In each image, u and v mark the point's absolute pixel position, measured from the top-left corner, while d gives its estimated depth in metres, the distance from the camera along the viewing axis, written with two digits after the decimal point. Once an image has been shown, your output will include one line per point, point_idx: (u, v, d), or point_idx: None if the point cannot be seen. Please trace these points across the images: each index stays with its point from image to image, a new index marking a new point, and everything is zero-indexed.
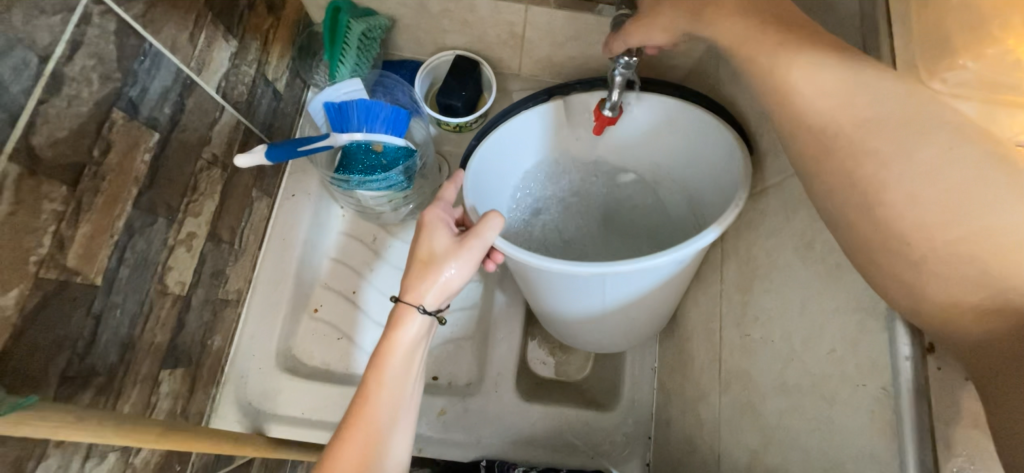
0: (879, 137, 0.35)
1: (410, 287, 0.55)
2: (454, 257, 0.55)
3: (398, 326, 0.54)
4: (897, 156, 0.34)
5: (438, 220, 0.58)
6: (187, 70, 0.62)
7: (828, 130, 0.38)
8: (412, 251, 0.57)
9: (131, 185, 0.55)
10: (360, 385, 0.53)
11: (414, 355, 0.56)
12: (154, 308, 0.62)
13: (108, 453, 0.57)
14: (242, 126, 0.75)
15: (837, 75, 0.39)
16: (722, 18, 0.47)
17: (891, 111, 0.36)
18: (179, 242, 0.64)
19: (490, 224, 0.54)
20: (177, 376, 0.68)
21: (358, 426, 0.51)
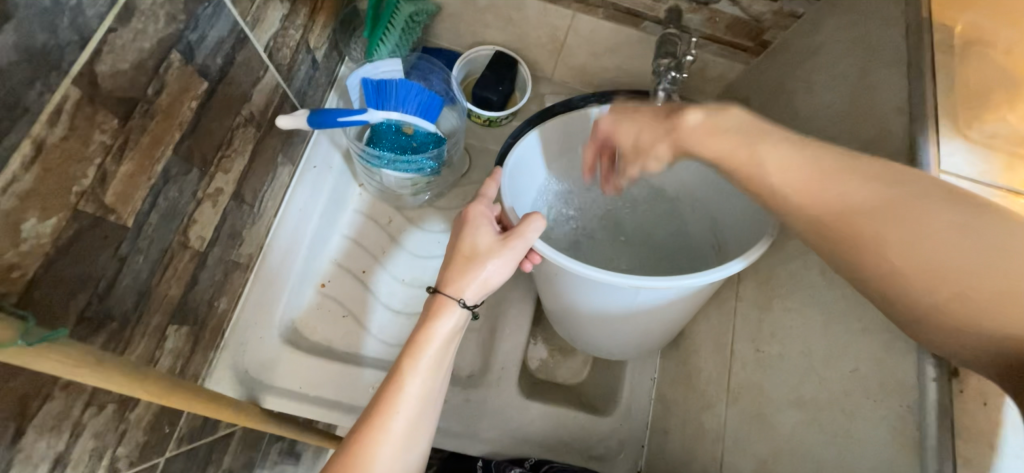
0: (858, 219, 0.40)
1: (450, 280, 0.54)
2: (495, 255, 0.54)
3: (437, 317, 0.54)
4: (884, 233, 0.38)
5: (483, 216, 0.58)
6: (243, 24, 0.61)
7: (815, 220, 0.42)
8: (454, 244, 0.57)
9: (175, 130, 0.54)
10: (393, 371, 0.53)
11: (448, 348, 0.55)
12: (173, 261, 0.60)
13: (107, 404, 0.55)
14: (280, 89, 0.74)
15: (802, 172, 0.43)
16: (702, 144, 0.49)
17: (865, 195, 0.40)
18: (206, 196, 0.63)
19: (532, 225, 0.54)
20: (183, 333, 0.65)
21: (388, 413, 0.51)
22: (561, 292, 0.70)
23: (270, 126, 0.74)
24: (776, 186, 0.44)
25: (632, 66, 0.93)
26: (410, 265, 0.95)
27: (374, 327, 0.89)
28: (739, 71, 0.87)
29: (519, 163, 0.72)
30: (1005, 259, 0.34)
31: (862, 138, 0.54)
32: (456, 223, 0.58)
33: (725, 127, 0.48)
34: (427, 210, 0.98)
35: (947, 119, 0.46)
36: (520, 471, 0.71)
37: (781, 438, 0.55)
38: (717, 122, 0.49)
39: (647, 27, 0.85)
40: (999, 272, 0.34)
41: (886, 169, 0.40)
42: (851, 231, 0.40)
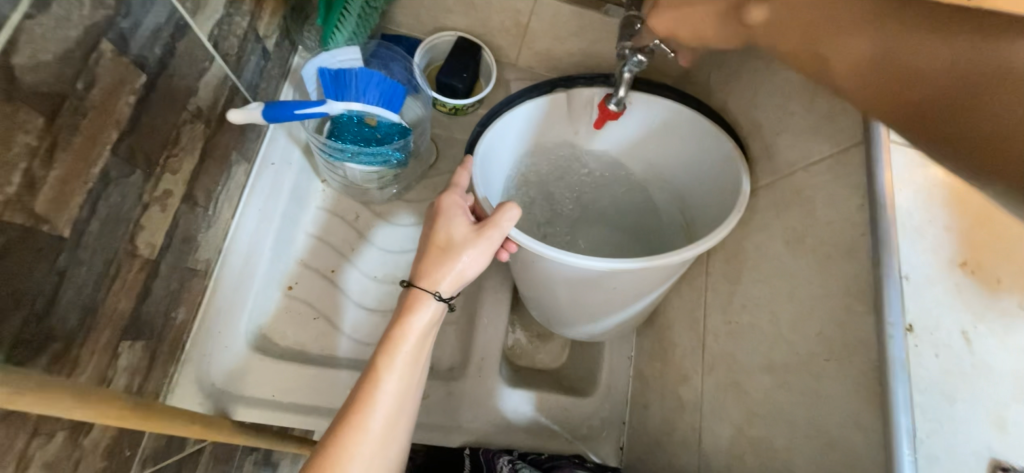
0: (895, 50, 0.38)
1: (425, 274, 0.53)
2: (471, 246, 0.53)
3: (412, 311, 0.52)
4: (920, 56, 0.36)
5: (457, 206, 0.56)
6: (182, 10, 0.56)
7: (844, 71, 0.42)
8: (428, 236, 0.55)
9: (112, 128, 0.49)
10: (369, 370, 0.51)
11: (425, 343, 0.54)
12: (121, 271, 0.55)
13: (57, 431, 0.50)
14: (229, 81, 0.69)
15: (867, 46, 0.40)
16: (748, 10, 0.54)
17: (896, 32, 0.38)
18: (154, 199, 0.58)
19: (507, 214, 0.53)
20: (137, 349, 0.60)
21: (364, 414, 0.49)
22: (540, 281, 0.71)
23: (222, 122, 0.69)
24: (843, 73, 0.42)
25: (596, 50, 0.94)
26: (382, 261, 0.92)
27: (348, 327, 0.86)
28: None
29: (489, 152, 0.71)
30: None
31: (822, 114, 0.57)
32: (429, 213, 0.57)
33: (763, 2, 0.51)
34: (395, 204, 0.95)
35: None
36: (509, 459, 0.72)
37: (754, 402, 0.58)
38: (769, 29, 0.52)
39: (608, 10, 0.88)
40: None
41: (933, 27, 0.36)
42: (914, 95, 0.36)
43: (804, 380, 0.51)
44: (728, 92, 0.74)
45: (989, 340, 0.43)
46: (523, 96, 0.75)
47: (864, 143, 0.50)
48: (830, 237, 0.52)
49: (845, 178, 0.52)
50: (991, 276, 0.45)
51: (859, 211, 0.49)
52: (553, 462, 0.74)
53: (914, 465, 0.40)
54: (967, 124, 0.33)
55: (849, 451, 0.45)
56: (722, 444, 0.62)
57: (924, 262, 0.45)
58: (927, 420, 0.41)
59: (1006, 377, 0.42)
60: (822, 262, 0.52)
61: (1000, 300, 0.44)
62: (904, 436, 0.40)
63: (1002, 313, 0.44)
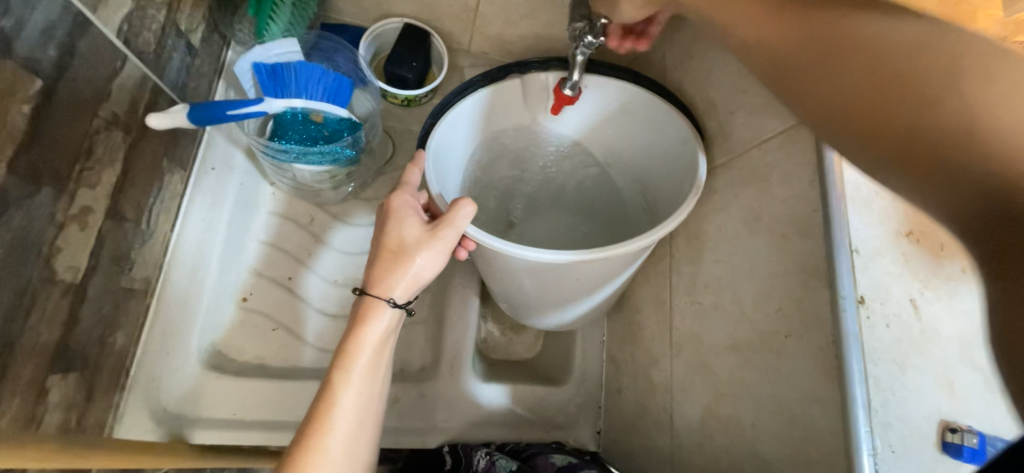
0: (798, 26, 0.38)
1: (377, 279, 0.50)
2: (425, 247, 0.50)
3: (366, 321, 0.50)
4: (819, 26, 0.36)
5: (408, 206, 0.53)
6: (78, 5, 0.50)
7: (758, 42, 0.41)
8: (379, 240, 0.52)
9: (4, 143, 0.43)
10: (324, 386, 0.49)
11: (384, 352, 0.52)
12: (38, 300, 0.50)
13: None
14: (149, 82, 0.63)
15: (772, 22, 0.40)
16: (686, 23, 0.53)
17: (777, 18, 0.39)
18: (70, 218, 0.52)
19: (461, 211, 0.51)
20: (70, 381, 0.56)
21: (321, 432, 0.47)
22: (505, 276, 0.69)
23: (146, 127, 0.63)
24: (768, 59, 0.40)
25: (549, 32, 0.91)
26: (342, 263, 0.88)
27: (310, 336, 0.82)
28: None
29: (442, 146, 0.68)
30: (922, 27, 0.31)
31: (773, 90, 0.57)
32: (380, 216, 0.54)
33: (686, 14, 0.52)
34: (352, 204, 0.91)
35: None
36: (487, 450, 0.73)
37: (720, 381, 0.58)
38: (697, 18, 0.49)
39: None
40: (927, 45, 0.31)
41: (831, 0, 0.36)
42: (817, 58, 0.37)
43: (765, 356, 0.52)
44: (682, 70, 0.73)
45: (935, 306, 0.45)
46: (475, 84, 0.72)
47: None
48: (785, 214, 0.52)
49: (796, 153, 0.52)
50: (935, 244, 0.46)
51: (811, 187, 0.49)
52: (534, 447, 0.75)
53: (872, 434, 0.40)
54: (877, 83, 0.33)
55: (810, 424, 0.46)
56: (691, 422, 0.63)
57: (874, 234, 0.45)
58: (882, 389, 0.41)
59: (951, 341, 0.44)
60: (777, 239, 0.53)
61: (944, 266, 0.46)
62: (861, 407, 0.41)
63: (945, 280, 0.46)
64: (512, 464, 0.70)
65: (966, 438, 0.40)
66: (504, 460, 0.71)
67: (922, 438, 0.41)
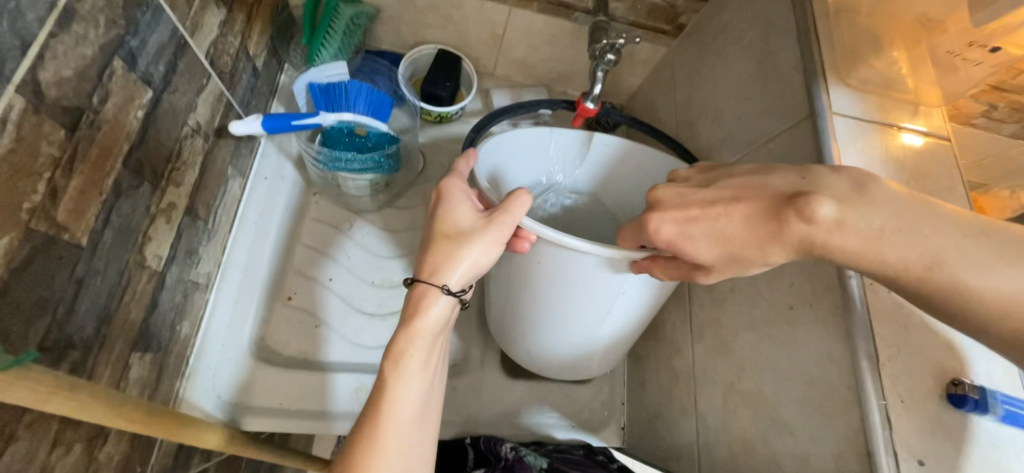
0: (923, 264, 0.39)
1: (437, 265, 0.54)
2: (481, 234, 0.54)
3: (419, 314, 0.54)
4: (949, 251, 0.38)
5: (459, 192, 0.57)
6: (182, 29, 0.59)
7: (882, 265, 0.40)
8: (435, 229, 0.56)
9: (122, 141, 0.51)
10: (380, 378, 0.53)
11: (434, 344, 0.56)
12: (131, 282, 0.56)
13: (75, 442, 0.49)
14: (224, 98, 0.72)
15: (906, 247, 0.39)
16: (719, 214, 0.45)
17: (907, 250, 0.39)
18: (160, 212, 0.59)
19: (518, 201, 0.53)
20: (147, 361, 0.61)
21: (378, 420, 0.51)
22: (528, 297, 0.66)
23: (218, 137, 0.72)
24: (846, 244, 0.40)
25: (568, 55, 1.01)
26: (377, 265, 0.93)
27: (350, 333, 0.86)
28: (663, 52, 1.01)
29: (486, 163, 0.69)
30: None
31: (774, 96, 0.65)
32: (433, 200, 0.58)
33: (712, 205, 0.45)
34: (387, 211, 0.98)
35: (832, 71, 0.59)
36: (512, 445, 0.75)
37: (739, 358, 0.63)
38: (694, 212, 0.45)
39: (577, 18, 0.94)
40: None
41: (943, 230, 0.39)
42: (981, 284, 0.38)
43: (782, 329, 0.57)
44: None
45: None
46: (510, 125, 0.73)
47: (812, 116, 0.58)
48: None
49: (800, 147, 0.59)
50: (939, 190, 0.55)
51: None
52: (552, 448, 0.78)
53: (880, 385, 0.45)
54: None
55: (825, 385, 0.50)
56: (714, 402, 0.67)
57: None
58: (889, 347, 0.46)
59: None
60: None
61: None
62: (869, 361, 0.46)
63: None
64: (540, 459, 0.72)
65: (969, 389, 0.44)
66: (533, 456, 0.73)
67: (926, 392, 0.45)
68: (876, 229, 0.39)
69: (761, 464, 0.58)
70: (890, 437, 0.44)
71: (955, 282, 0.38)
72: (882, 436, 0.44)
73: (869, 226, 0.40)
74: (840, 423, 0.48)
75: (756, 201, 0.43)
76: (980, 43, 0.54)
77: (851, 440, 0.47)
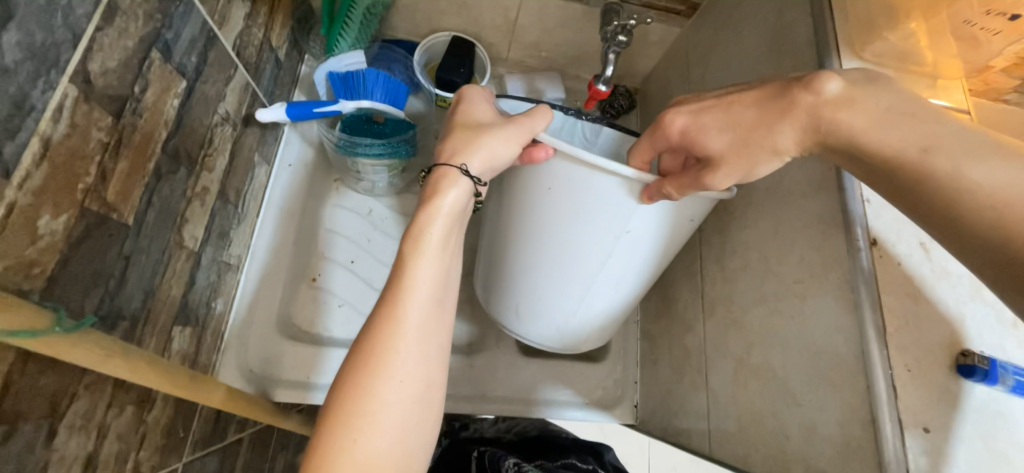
0: (918, 146, 0.39)
1: (456, 148, 0.56)
2: (501, 127, 0.55)
3: (439, 194, 0.54)
4: (947, 138, 0.39)
5: (483, 96, 0.61)
6: (211, 22, 0.63)
7: (876, 148, 0.41)
8: (457, 120, 0.58)
9: (161, 128, 0.55)
10: (399, 259, 0.53)
11: (453, 233, 0.55)
12: (172, 260, 0.61)
13: (127, 404, 0.54)
14: (250, 88, 0.75)
15: (902, 131, 0.40)
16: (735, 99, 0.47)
17: (903, 129, 0.40)
18: (195, 195, 0.64)
19: (541, 111, 0.57)
20: (187, 334, 0.66)
21: (396, 299, 0.51)
22: (532, 235, 0.65)
23: (245, 125, 0.75)
24: (842, 122, 0.42)
25: (581, 38, 1.02)
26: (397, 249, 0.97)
27: None
28: (677, 33, 1.01)
29: None
30: None
31: (788, 72, 0.65)
32: (456, 101, 0.61)
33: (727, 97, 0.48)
34: (405, 196, 1.01)
35: (846, 46, 0.59)
36: (515, 461, 0.70)
37: (750, 333, 0.64)
38: (709, 103, 0.49)
39: (589, 2, 0.95)
40: None
41: (947, 123, 0.40)
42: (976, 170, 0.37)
43: (792, 303, 0.57)
44: None
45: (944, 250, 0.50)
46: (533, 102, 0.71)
47: None
48: (802, 177, 0.58)
49: None
50: None
51: None
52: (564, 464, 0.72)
53: (886, 355, 0.46)
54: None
55: (833, 356, 0.51)
56: (725, 377, 0.68)
57: None
58: (898, 319, 0.47)
59: (962, 278, 0.49)
60: (799, 198, 0.59)
61: None
62: (876, 332, 0.47)
63: None
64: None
65: (978, 359, 0.44)
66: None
67: (936, 364, 0.46)
68: (874, 109, 0.41)
69: (770, 435, 0.59)
70: (894, 404, 0.45)
71: (950, 167, 0.38)
72: (887, 404, 0.45)
73: (873, 105, 0.42)
74: (847, 393, 0.49)
75: (767, 87, 0.46)
76: (1001, 10, 0.52)
77: (856, 408, 0.48)
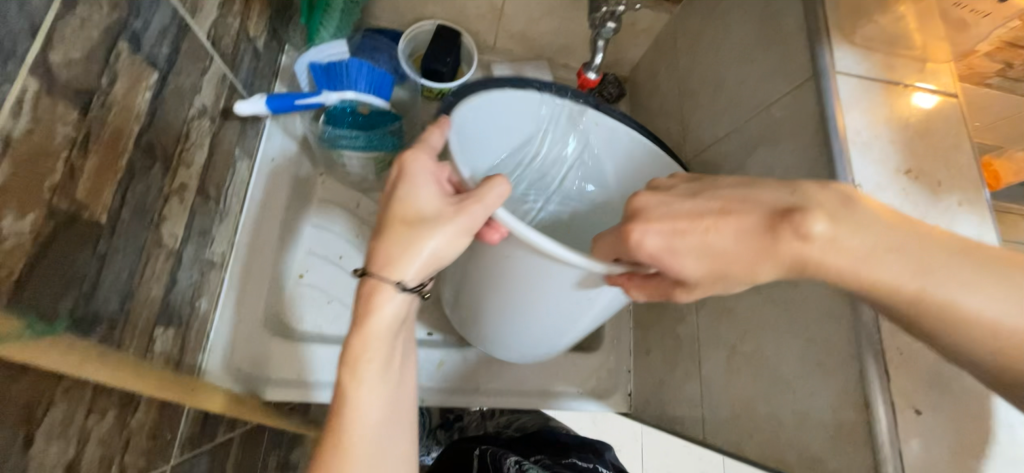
0: (916, 286, 0.38)
1: (398, 255, 0.49)
2: (448, 223, 0.49)
3: (368, 318, 0.51)
4: (948, 276, 0.38)
5: (424, 174, 0.52)
6: (183, 11, 0.60)
7: (879, 287, 0.39)
8: (394, 212, 0.51)
9: (133, 122, 0.52)
10: (338, 388, 0.53)
11: (390, 347, 0.53)
12: (151, 260, 0.58)
13: (109, 409, 0.52)
14: (227, 80, 0.73)
15: (900, 269, 0.38)
16: (717, 226, 0.41)
17: (899, 269, 0.38)
18: (172, 192, 0.61)
19: (493, 190, 0.50)
20: (170, 335, 0.64)
21: (343, 431, 0.52)
22: (496, 293, 0.65)
23: (223, 119, 0.73)
24: (839, 261, 0.39)
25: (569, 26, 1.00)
26: None
27: None
28: (665, 20, 1.00)
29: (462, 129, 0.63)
30: None
31: (778, 58, 0.64)
32: (394, 177, 0.52)
33: (703, 216, 0.42)
34: None
35: (836, 30, 0.58)
36: (516, 459, 0.73)
37: (742, 320, 0.64)
38: (682, 222, 0.42)
39: None
40: None
41: (939, 254, 0.38)
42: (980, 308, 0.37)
43: (783, 288, 0.58)
44: None
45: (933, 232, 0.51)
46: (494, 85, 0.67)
47: (815, 77, 0.57)
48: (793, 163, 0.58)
49: (801, 109, 0.59)
50: (932, 181, 0.54)
51: (813, 135, 0.57)
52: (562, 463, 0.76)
53: (876, 337, 0.46)
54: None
55: (824, 341, 0.51)
56: (718, 364, 0.68)
57: (874, 173, 0.53)
58: None
59: None
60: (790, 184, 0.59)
61: (941, 200, 0.53)
62: (871, 316, 0.47)
63: (946, 211, 0.53)
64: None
65: None
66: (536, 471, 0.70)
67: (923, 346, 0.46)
68: (868, 245, 0.39)
69: (764, 421, 0.59)
70: (887, 387, 0.45)
71: (949, 303, 0.38)
72: (879, 385, 0.45)
73: (862, 245, 0.39)
74: (838, 377, 0.50)
75: (748, 215, 0.41)
76: None
77: (848, 391, 0.48)
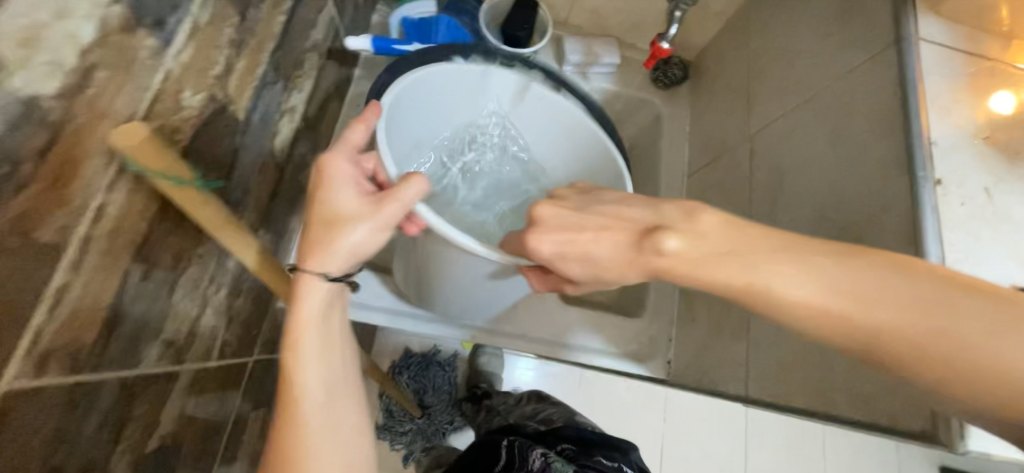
0: (801, 292, 0.41)
1: (311, 254, 0.47)
2: (364, 221, 0.48)
3: (301, 301, 0.47)
4: (824, 287, 0.41)
5: (343, 174, 0.51)
6: None
7: (768, 299, 0.42)
8: (312, 211, 0.49)
9: (269, 40, 0.60)
10: (279, 386, 0.47)
11: (332, 329, 0.49)
12: (265, 167, 0.67)
13: (223, 286, 0.60)
14: (333, 24, 0.81)
15: (783, 277, 0.42)
16: (587, 237, 0.46)
17: (786, 279, 0.41)
18: (285, 112, 0.69)
19: (411, 187, 0.50)
20: (267, 239, 0.72)
21: (291, 432, 0.46)
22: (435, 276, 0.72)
23: (326, 58, 0.81)
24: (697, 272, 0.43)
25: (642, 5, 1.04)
26: None
27: None
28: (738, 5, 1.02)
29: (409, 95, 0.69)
30: (932, 291, 0.39)
31: (859, 30, 0.66)
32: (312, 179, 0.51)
33: (576, 225, 0.47)
34: None
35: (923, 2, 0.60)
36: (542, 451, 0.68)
37: None
38: (560, 230, 0.47)
39: None
40: (976, 331, 0.37)
41: (824, 264, 0.41)
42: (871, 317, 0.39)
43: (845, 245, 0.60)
44: None
45: (1009, 194, 0.52)
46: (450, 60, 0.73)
47: (898, 43, 0.59)
48: (867, 126, 0.60)
49: (880, 76, 0.61)
50: (1011, 148, 0.54)
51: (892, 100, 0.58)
52: (588, 460, 0.69)
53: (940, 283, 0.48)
54: (921, 361, 0.38)
55: None
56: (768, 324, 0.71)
57: (950, 133, 0.54)
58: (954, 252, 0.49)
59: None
60: (861, 147, 0.61)
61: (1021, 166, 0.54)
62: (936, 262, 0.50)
63: None
64: (569, 468, 0.64)
65: None
66: (560, 463, 0.65)
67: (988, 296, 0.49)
68: (735, 256, 0.43)
69: None
70: None
71: (829, 310, 0.40)
72: None
73: (707, 256, 0.44)
74: None
75: (621, 226, 0.46)
76: None
77: None
